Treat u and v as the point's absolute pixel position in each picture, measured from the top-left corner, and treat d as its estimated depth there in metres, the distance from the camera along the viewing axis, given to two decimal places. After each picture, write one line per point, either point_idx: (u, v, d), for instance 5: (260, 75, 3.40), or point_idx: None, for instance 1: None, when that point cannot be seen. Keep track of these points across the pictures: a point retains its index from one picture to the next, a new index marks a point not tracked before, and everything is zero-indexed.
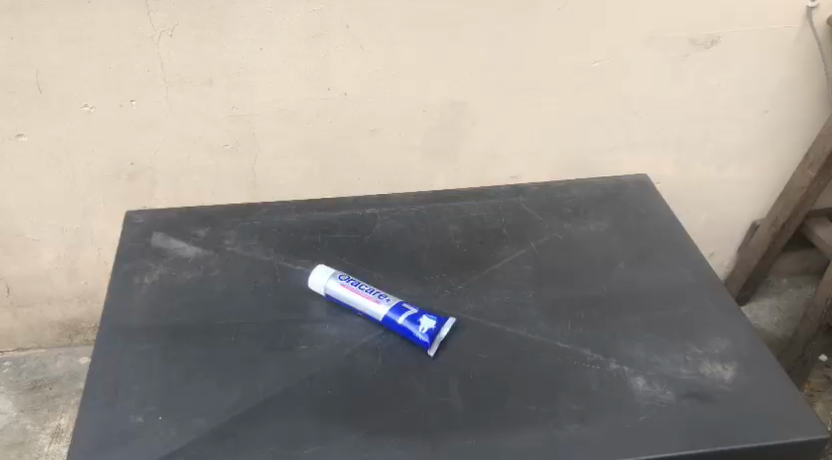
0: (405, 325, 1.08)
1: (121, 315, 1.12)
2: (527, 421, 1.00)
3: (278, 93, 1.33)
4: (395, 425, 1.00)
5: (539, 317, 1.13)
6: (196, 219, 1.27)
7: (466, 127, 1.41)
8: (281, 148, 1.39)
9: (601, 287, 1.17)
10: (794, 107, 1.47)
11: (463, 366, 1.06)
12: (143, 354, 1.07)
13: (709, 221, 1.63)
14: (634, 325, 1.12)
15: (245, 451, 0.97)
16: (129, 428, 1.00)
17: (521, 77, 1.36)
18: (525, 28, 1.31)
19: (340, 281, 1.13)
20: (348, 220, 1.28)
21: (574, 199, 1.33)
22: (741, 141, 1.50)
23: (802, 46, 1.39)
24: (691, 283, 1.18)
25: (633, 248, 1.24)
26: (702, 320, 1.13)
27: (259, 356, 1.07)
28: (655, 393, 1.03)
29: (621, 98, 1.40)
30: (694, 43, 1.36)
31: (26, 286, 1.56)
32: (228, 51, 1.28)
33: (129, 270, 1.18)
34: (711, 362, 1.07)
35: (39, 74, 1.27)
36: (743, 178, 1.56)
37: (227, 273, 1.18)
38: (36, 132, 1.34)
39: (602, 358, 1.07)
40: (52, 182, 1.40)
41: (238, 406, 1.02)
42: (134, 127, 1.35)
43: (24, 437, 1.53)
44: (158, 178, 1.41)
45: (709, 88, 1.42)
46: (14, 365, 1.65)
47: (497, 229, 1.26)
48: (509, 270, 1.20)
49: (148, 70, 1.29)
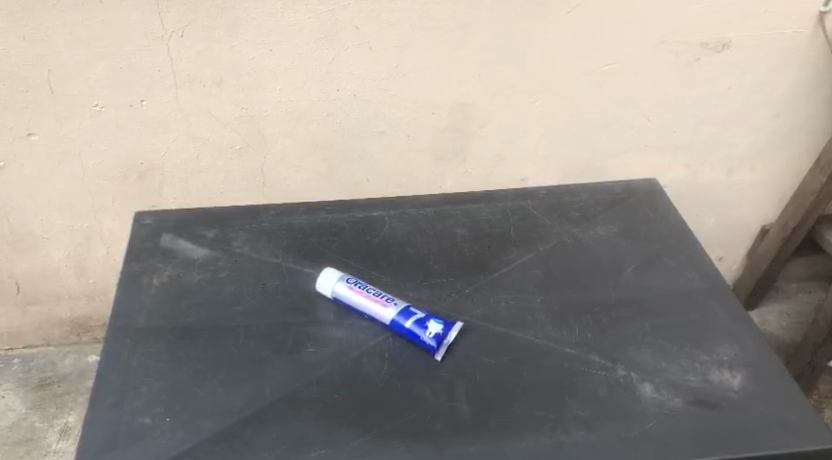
0: (412, 329, 1.08)
1: (129, 316, 1.12)
2: (534, 427, 1.00)
3: (288, 94, 1.33)
4: (401, 429, 1.00)
5: (546, 321, 1.12)
6: (206, 220, 1.27)
7: (475, 130, 1.40)
8: (291, 149, 1.39)
9: (609, 293, 1.17)
10: (805, 113, 1.46)
11: (469, 371, 1.06)
12: (151, 356, 1.08)
13: (718, 225, 1.63)
14: (643, 331, 1.11)
15: (252, 453, 0.98)
16: (137, 429, 1.00)
17: (530, 80, 1.36)
18: (534, 31, 1.30)
19: (347, 284, 1.13)
20: (357, 222, 1.28)
21: (583, 203, 1.33)
22: (751, 145, 1.49)
23: (813, 50, 1.38)
24: (699, 289, 1.17)
25: (642, 253, 1.23)
26: (711, 327, 1.12)
27: (266, 358, 1.07)
28: (662, 400, 1.03)
29: (631, 102, 1.40)
30: (704, 47, 1.35)
31: (35, 285, 1.57)
32: (237, 52, 1.28)
33: (139, 270, 1.19)
34: (719, 369, 1.07)
35: (50, 73, 1.28)
36: (753, 181, 1.55)
37: (235, 274, 1.18)
38: (45, 131, 1.34)
39: (610, 364, 1.07)
40: (62, 180, 1.41)
41: (244, 409, 1.02)
42: (144, 127, 1.35)
43: (32, 434, 1.54)
44: (167, 178, 1.41)
45: (720, 92, 1.41)
46: (22, 363, 1.66)
47: (505, 233, 1.26)
48: (516, 274, 1.19)
49: (158, 70, 1.29)
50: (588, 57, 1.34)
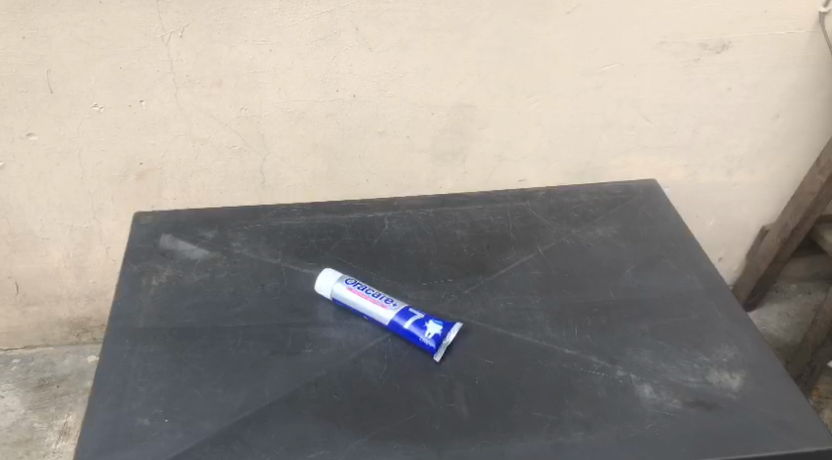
0: (412, 330, 1.08)
1: (128, 316, 1.12)
2: (533, 429, 1.00)
3: (287, 94, 1.33)
4: (400, 430, 1.00)
5: (545, 322, 1.12)
6: (205, 220, 1.27)
7: (475, 130, 1.40)
8: (291, 149, 1.39)
9: (608, 294, 1.17)
10: (805, 113, 1.46)
11: (469, 372, 1.06)
12: (150, 356, 1.08)
13: (718, 225, 1.63)
14: (642, 332, 1.11)
15: (251, 454, 0.98)
16: (135, 431, 1.00)
17: (530, 81, 1.35)
18: (534, 31, 1.30)
19: (346, 284, 1.13)
20: (356, 223, 1.28)
21: (582, 204, 1.32)
22: (751, 146, 1.49)
23: (814, 51, 1.38)
24: (698, 290, 1.17)
25: (642, 254, 1.23)
26: (710, 329, 1.12)
27: (265, 359, 1.07)
28: (661, 401, 1.03)
29: (630, 102, 1.40)
30: (704, 48, 1.35)
31: (34, 285, 1.57)
32: (237, 52, 1.28)
33: (138, 271, 1.19)
34: (718, 370, 1.07)
35: (50, 73, 1.28)
36: (753, 182, 1.55)
37: (234, 275, 1.18)
38: (44, 131, 1.34)
39: (609, 365, 1.07)
40: (62, 180, 1.41)
41: (243, 410, 1.02)
42: (143, 127, 1.35)
43: (31, 434, 1.54)
44: (166, 179, 1.41)
45: (720, 92, 1.41)
46: (21, 363, 1.66)
47: (504, 234, 1.26)
48: (515, 275, 1.19)
49: (158, 71, 1.29)
50: (588, 58, 1.34)
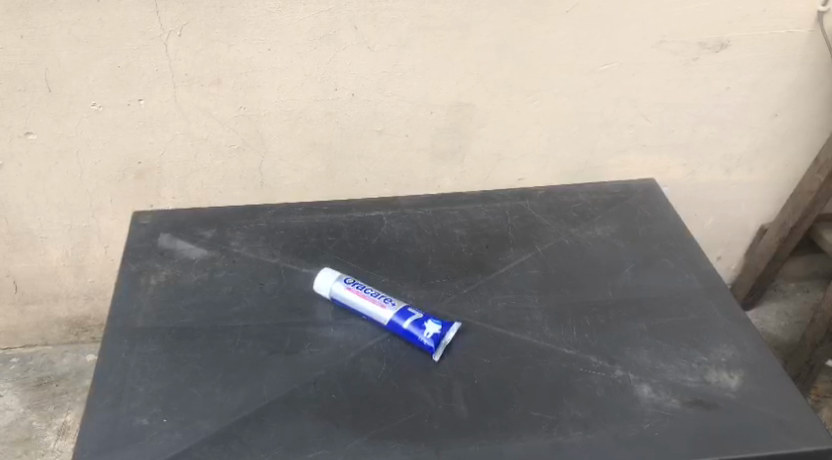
0: (411, 330, 1.08)
1: (127, 316, 1.12)
2: (531, 428, 1.00)
3: (286, 93, 1.33)
4: (398, 430, 1.00)
5: (544, 322, 1.12)
6: (204, 220, 1.27)
7: (473, 129, 1.40)
8: (290, 149, 1.39)
9: (606, 293, 1.17)
10: (804, 112, 1.46)
11: (468, 371, 1.06)
12: (149, 356, 1.07)
13: (717, 224, 1.63)
14: (640, 331, 1.11)
15: (250, 453, 0.98)
16: (134, 430, 1.00)
17: (529, 80, 1.35)
18: (533, 30, 1.30)
19: (345, 284, 1.13)
20: (355, 223, 1.27)
21: (581, 203, 1.32)
22: (750, 145, 1.49)
23: (812, 49, 1.38)
24: (697, 289, 1.17)
25: (640, 253, 1.23)
26: (708, 328, 1.12)
27: (264, 359, 1.07)
28: (660, 401, 1.03)
29: (629, 101, 1.40)
30: (703, 47, 1.35)
31: (33, 284, 1.57)
32: (235, 51, 1.28)
33: (137, 270, 1.19)
34: (717, 370, 1.07)
35: (48, 72, 1.28)
36: (751, 181, 1.55)
37: (233, 275, 1.18)
38: (43, 130, 1.34)
39: (607, 365, 1.07)
40: (61, 179, 1.40)
41: (242, 410, 1.02)
42: (142, 126, 1.35)
43: (30, 433, 1.54)
44: (165, 178, 1.41)
45: (719, 91, 1.41)
46: (20, 362, 1.66)
47: (503, 233, 1.26)
48: (514, 274, 1.19)
49: (157, 69, 1.29)
50: (587, 56, 1.34)
